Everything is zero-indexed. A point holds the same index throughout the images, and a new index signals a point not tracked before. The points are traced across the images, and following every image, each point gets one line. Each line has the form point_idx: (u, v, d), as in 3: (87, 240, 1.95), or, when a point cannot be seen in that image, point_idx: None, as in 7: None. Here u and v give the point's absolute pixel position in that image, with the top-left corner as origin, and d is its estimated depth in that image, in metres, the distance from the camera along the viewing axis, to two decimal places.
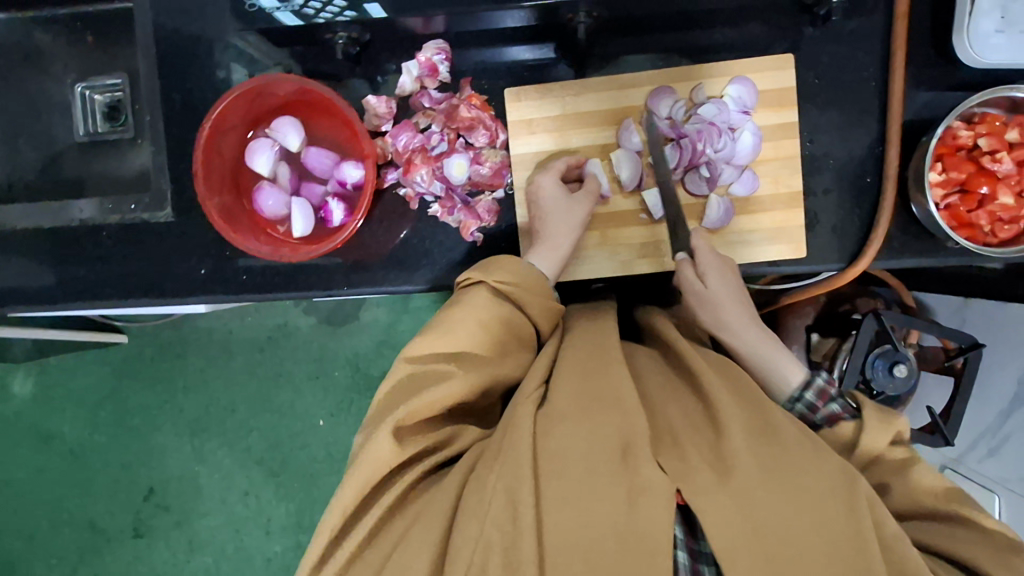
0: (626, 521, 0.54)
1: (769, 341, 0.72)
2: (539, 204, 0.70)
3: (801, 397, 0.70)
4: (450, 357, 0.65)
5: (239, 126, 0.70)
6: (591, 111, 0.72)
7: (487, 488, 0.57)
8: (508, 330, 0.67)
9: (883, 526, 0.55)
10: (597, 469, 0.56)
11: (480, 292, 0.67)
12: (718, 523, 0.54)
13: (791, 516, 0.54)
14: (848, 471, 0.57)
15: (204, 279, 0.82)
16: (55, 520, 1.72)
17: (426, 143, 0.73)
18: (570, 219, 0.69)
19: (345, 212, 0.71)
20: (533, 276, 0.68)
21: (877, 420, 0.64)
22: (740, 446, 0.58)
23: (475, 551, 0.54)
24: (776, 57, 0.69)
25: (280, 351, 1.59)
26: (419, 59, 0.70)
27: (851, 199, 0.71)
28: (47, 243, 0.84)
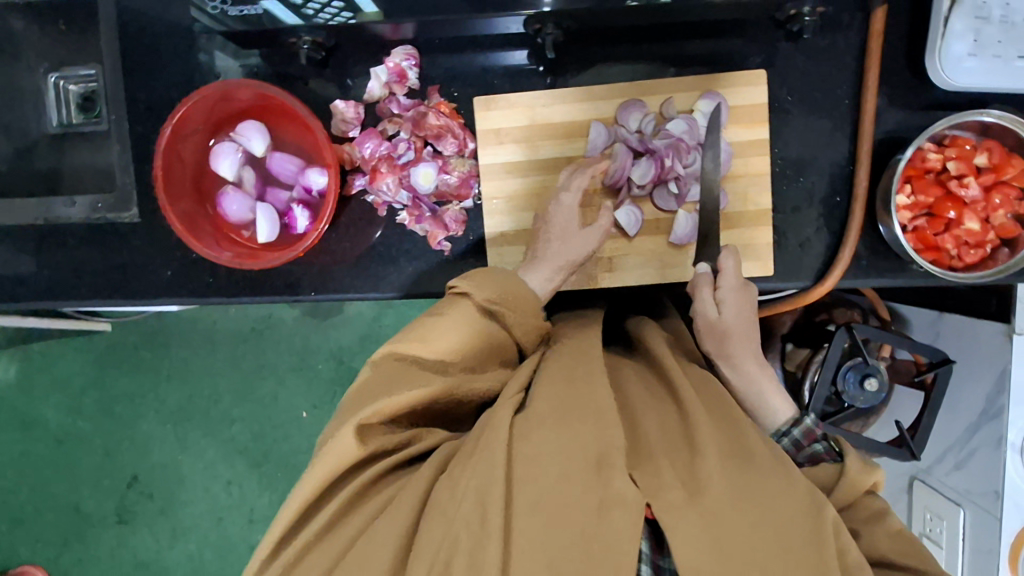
0: (593, 533, 0.51)
1: (765, 374, 0.70)
2: (553, 217, 0.67)
3: (789, 432, 0.69)
4: (433, 366, 0.61)
5: (202, 129, 0.69)
6: (560, 122, 0.70)
7: (459, 486, 0.54)
8: (491, 346, 0.63)
9: (844, 554, 0.55)
10: (570, 478, 0.53)
11: (464, 306, 0.63)
12: (688, 541, 0.52)
13: (759, 540, 0.53)
14: (812, 494, 0.56)
15: (171, 280, 0.82)
16: (39, 504, 1.73)
17: (392, 151, 0.71)
18: (579, 244, 0.66)
19: (309, 220, 0.70)
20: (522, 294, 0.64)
21: (858, 465, 0.63)
22: (715, 467, 0.56)
23: (437, 558, 0.51)
24: (751, 72, 0.68)
25: (263, 343, 1.59)
26: (387, 64, 0.69)
27: (820, 219, 0.71)
28: (16, 240, 0.84)
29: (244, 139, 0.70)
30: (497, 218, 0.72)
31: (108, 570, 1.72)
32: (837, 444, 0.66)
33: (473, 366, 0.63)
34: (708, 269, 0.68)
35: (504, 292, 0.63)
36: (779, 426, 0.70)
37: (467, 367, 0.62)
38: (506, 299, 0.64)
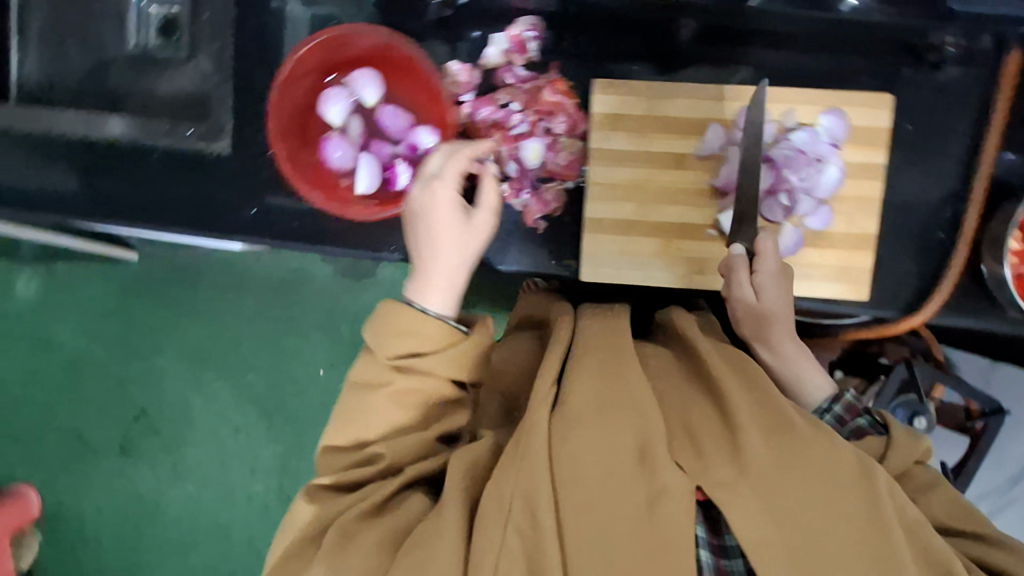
0: (646, 524, 0.58)
1: (802, 355, 0.74)
2: (431, 225, 0.66)
3: (831, 409, 0.72)
4: (371, 436, 0.67)
5: (315, 71, 0.67)
6: (676, 117, 0.69)
7: (505, 495, 0.59)
8: (419, 391, 0.67)
9: (905, 511, 0.60)
10: (615, 474, 0.59)
11: (375, 366, 0.66)
12: (743, 517, 0.58)
13: (812, 512, 0.58)
14: (863, 462, 0.60)
15: (253, 219, 0.83)
16: (40, 428, 1.66)
17: (505, 121, 0.70)
18: (449, 248, 0.66)
19: (412, 178, 0.70)
20: (433, 329, 0.66)
21: (904, 434, 0.67)
22: (758, 441, 0.60)
23: (500, 559, 0.58)
24: (876, 95, 0.67)
25: (289, 296, 1.53)
26: (509, 33, 0.68)
27: (917, 252, 0.71)
28: (99, 156, 0.83)
29: (358, 86, 0.68)
30: (597, 204, 0.70)
31: (103, 502, 1.65)
32: (881, 418, 0.70)
33: (401, 416, 0.67)
34: (744, 250, 0.65)
35: (415, 338, 0.65)
36: (820, 403, 0.73)
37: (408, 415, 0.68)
38: (416, 342, 0.65)
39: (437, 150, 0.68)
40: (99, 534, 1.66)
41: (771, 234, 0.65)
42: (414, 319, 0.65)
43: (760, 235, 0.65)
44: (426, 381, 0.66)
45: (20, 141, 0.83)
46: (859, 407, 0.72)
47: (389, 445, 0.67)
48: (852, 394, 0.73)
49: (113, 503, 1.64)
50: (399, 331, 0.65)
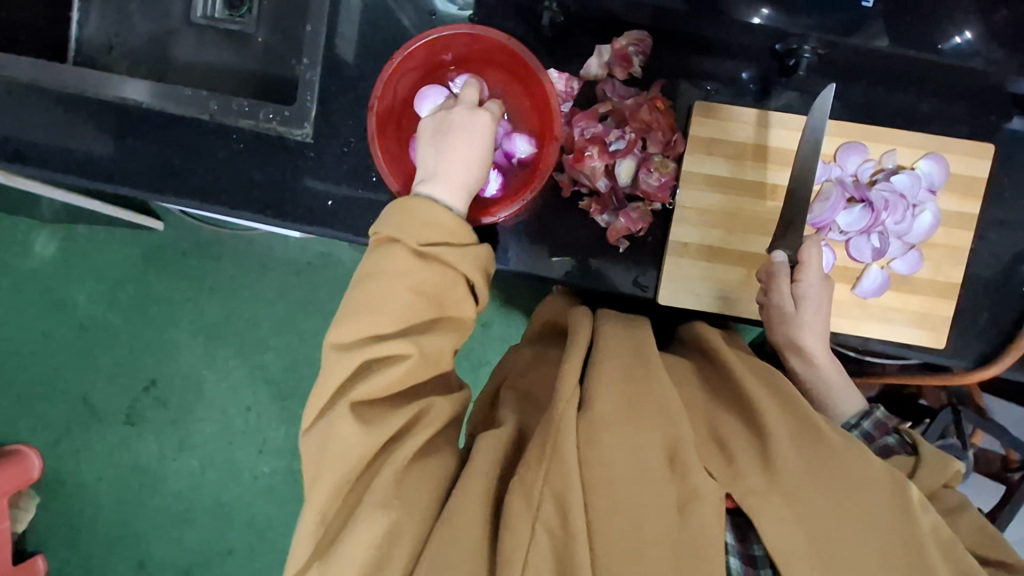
0: (678, 530, 0.57)
1: (837, 370, 0.70)
2: (471, 141, 0.62)
3: (860, 424, 0.70)
4: (384, 331, 0.59)
5: (417, 69, 0.66)
6: (773, 148, 0.69)
7: (534, 490, 0.57)
8: (440, 288, 0.60)
9: (939, 528, 0.57)
10: (645, 476, 0.58)
11: (399, 254, 0.59)
12: (773, 525, 0.57)
13: (842, 521, 0.56)
14: (894, 475, 0.58)
15: (329, 211, 0.77)
16: (43, 391, 1.58)
17: (603, 136, 0.68)
18: (475, 174, 0.62)
19: (499, 189, 0.69)
20: (453, 221, 0.60)
21: (933, 456, 0.65)
22: (788, 449, 0.60)
23: (529, 555, 0.55)
24: (980, 145, 0.67)
25: (316, 278, 1.47)
26: (614, 45, 0.68)
27: (999, 303, 0.71)
28: (156, 123, 0.77)
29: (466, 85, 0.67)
30: (685, 227, 0.70)
31: (105, 470, 1.58)
32: (910, 437, 0.68)
33: (417, 319, 0.60)
34: (787, 258, 0.64)
35: (439, 230, 0.60)
36: (848, 418, 0.71)
37: (425, 320, 0.60)
38: (443, 235, 0.60)
39: (534, 160, 0.67)
40: (96, 504, 1.59)
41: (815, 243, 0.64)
42: (436, 212, 0.60)
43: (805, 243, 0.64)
44: (447, 277, 0.60)
45: (73, 99, 0.77)
46: (888, 425, 0.70)
47: (414, 338, 0.59)
48: (882, 411, 0.72)
49: (113, 471, 1.58)
50: (419, 222, 0.60)
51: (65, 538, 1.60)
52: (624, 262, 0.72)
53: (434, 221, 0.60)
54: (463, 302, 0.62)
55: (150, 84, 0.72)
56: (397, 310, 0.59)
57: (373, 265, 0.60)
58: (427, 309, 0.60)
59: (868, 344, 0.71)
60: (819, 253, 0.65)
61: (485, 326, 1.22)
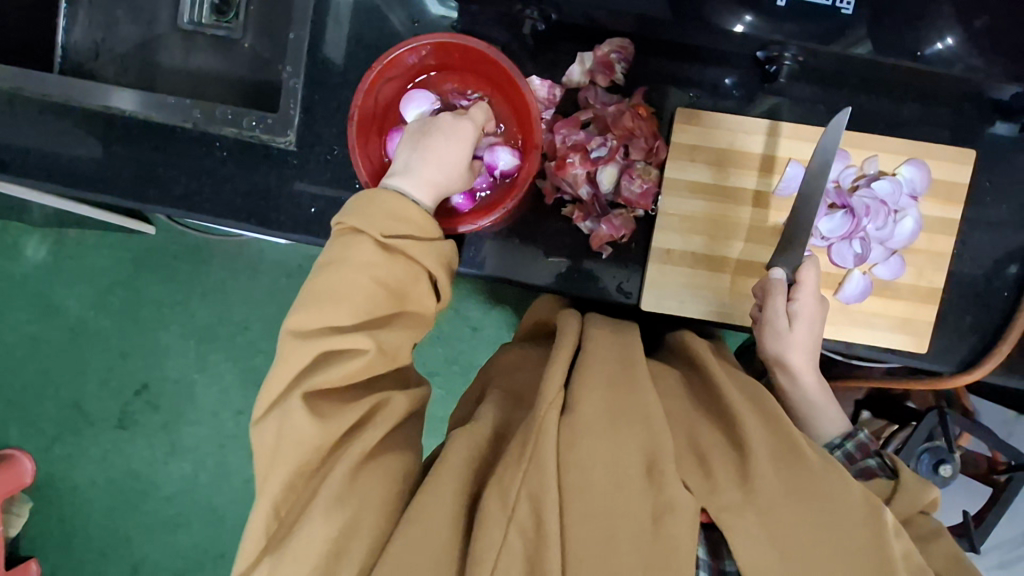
0: (650, 541, 0.57)
1: (823, 394, 0.75)
2: (450, 138, 0.63)
3: (842, 445, 0.74)
4: (346, 323, 0.59)
5: (401, 75, 0.66)
6: (755, 154, 0.69)
7: (511, 493, 0.58)
8: (403, 281, 0.61)
9: (910, 554, 0.57)
10: (623, 485, 0.59)
11: (364, 246, 0.59)
12: (744, 540, 0.57)
13: (814, 539, 0.57)
14: (871, 499, 0.58)
15: (311, 218, 0.76)
16: (34, 395, 1.58)
17: (586, 143, 0.68)
18: (448, 176, 0.62)
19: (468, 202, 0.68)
20: (422, 215, 0.61)
21: (914, 479, 0.66)
22: (767, 467, 0.60)
23: (501, 556, 0.56)
24: (961, 150, 0.68)
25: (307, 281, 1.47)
26: (597, 52, 0.67)
27: (982, 308, 0.71)
28: (138, 130, 0.77)
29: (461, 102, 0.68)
30: (668, 234, 0.70)
31: (96, 474, 1.57)
32: (891, 462, 0.70)
33: (378, 311, 0.60)
34: (785, 276, 0.65)
35: (408, 225, 0.60)
36: (831, 438, 0.75)
37: (386, 313, 0.61)
38: (411, 230, 0.60)
39: (516, 172, 0.66)
40: (88, 509, 1.58)
41: (812, 265, 0.64)
42: (405, 205, 0.60)
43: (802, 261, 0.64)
44: (411, 271, 0.61)
45: (56, 106, 0.77)
46: (870, 448, 0.72)
47: (374, 334, 0.60)
48: (866, 434, 0.74)
49: (105, 476, 1.57)
50: (386, 212, 0.60)
51: (56, 542, 1.60)
52: (608, 270, 0.73)
53: (402, 214, 0.60)
54: (424, 295, 0.63)
55: (138, 94, 0.72)
56: (363, 306, 0.59)
57: (337, 255, 0.59)
58: (388, 302, 0.61)
59: (852, 349, 0.71)
60: (813, 270, 0.64)
61: (475, 330, 1.22)
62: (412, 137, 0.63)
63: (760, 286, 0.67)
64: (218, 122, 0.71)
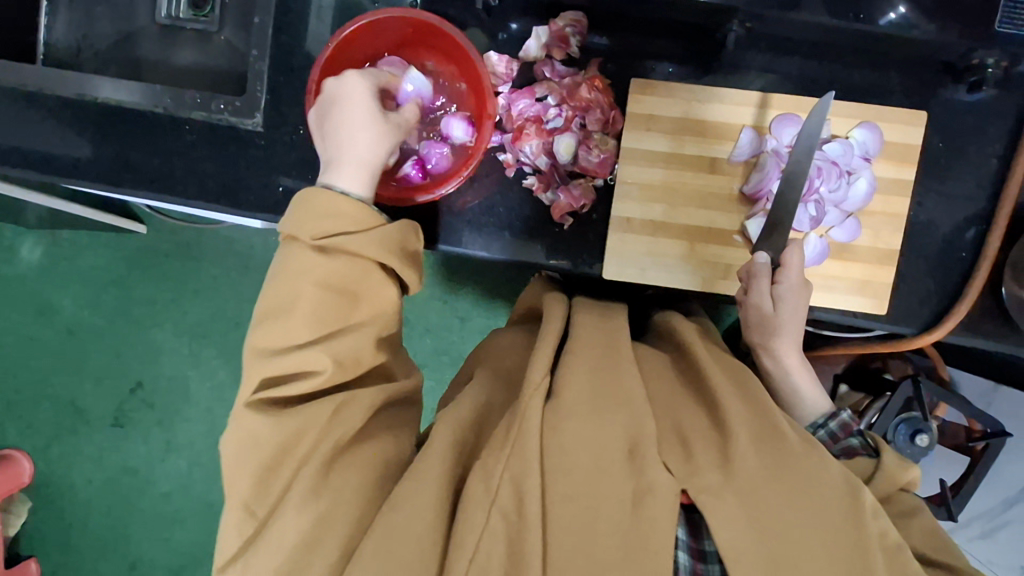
0: (630, 521, 0.57)
1: (804, 367, 0.72)
2: (355, 113, 0.63)
3: (825, 425, 0.71)
4: (300, 335, 0.61)
5: (363, 52, 0.69)
6: (711, 122, 0.70)
7: (494, 476, 0.58)
8: (350, 279, 0.61)
9: (886, 534, 0.58)
10: (604, 468, 0.59)
11: (304, 254, 0.60)
12: (723, 521, 0.57)
13: (795, 522, 0.57)
14: (850, 481, 0.59)
15: (280, 197, 0.78)
16: (32, 396, 1.60)
17: (542, 114, 0.71)
18: (375, 149, 0.63)
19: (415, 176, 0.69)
20: (358, 208, 0.62)
21: (895, 461, 0.66)
22: (748, 450, 0.60)
23: (483, 537, 0.56)
24: (911, 112, 0.69)
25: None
26: (552, 26, 0.69)
27: (942, 270, 0.72)
28: (114, 119, 0.79)
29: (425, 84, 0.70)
30: (627, 203, 0.71)
31: (93, 473, 1.59)
32: (873, 440, 0.68)
33: (332, 315, 0.61)
34: (769, 260, 0.66)
35: (339, 220, 0.61)
36: (814, 418, 0.72)
37: (338, 320, 0.62)
38: (343, 224, 0.61)
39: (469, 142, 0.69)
40: (86, 507, 1.60)
41: (796, 247, 0.66)
42: (334, 202, 0.61)
43: (787, 245, 0.66)
44: (357, 264, 0.61)
45: (33, 96, 0.79)
46: (853, 427, 0.70)
47: (328, 346, 0.61)
48: (849, 414, 0.72)
49: (101, 474, 1.59)
50: (317, 214, 0.61)
51: (57, 541, 1.62)
52: (577, 248, 0.74)
53: (333, 212, 0.61)
54: (379, 288, 0.63)
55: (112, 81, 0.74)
56: (313, 314, 0.60)
57: (280, 267, 0.61)
58: (340, 303, 0.61)
59: (813, 313, 0.72)
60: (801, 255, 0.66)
61: (462, 319, 1.23)
62: (323, 128, 0.64)
63: (744, 271, 0.68)
64: (189, 107, 0.73)
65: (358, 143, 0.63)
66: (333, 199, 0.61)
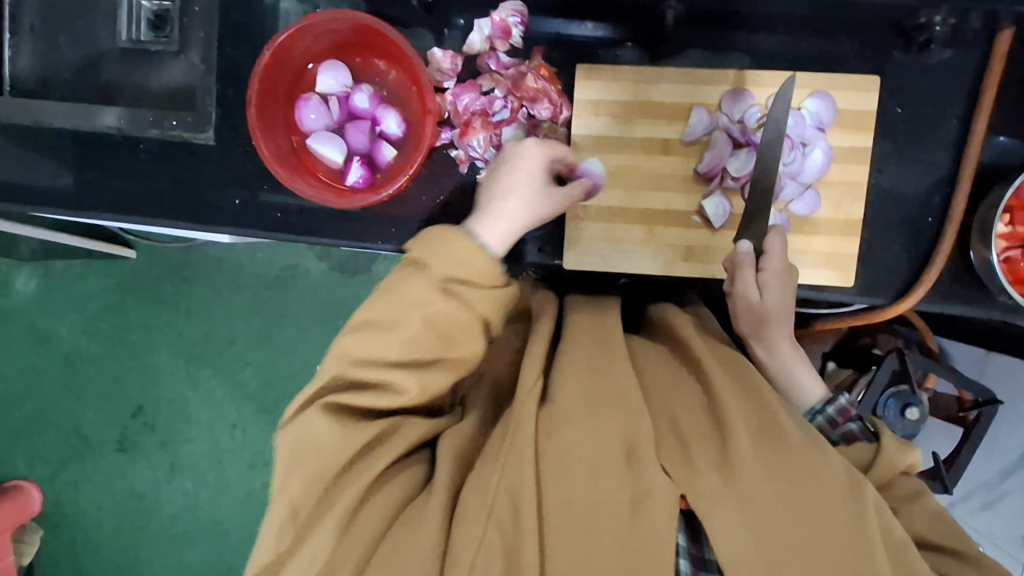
0: (629, 527, 0.54)
1: (800, 358, 0.69)
2: (517, 178, 0.64)
3: (824, 411, 0.69)
4: (392, 355, 0.59)
5: (298, 60, 0.71)
6: (661, 102, 0.70)
7: (490, 488, 0.55)
8: (451, 327, 0.60)
9: (891, 531, 0.56)
10: (601, 472, 0.55)
11: (420, 284, 0.59)
12: (723, 527, 0.54)
13: (798, 526, 0.54)
14: (853, 481, 0.56)
15: (237, 211, 0.79)
16: (29, 428, 1.52)
17: (488, 107, 0.71)
18: (535, 206, 0.64)
19: (362, 178, 0.73)
20: (482, 267, 0.61)
21: (894, 445, 0.64)
22: (749, 450, 0.56)
23: (479, 553, 0.53)
24: (865, 78, 0.68)
25: (287, 295, 1.38)
26: (493, 19, 0.68)
27: (908, 238, 0.71)
28: (76, 145, 0.80)
29: (362, 86, 0.73)
30: None
31: (101, 498, 1.50)
32: (872, 425, 0.67)
33: (423, 350, 0.60)
34: (752, 248, 0.65)
35: (468, 267, 0.60)
36: (813, 404, 0.70)
37: (431, 353, 0.60)
38: (470, 274, 0.60)
39: (405, 137, 0.73)
40: (93, 539, 1.51)
41: (778, 233, 0.65)
42: (471, 248, 0.60)
43: (768, 232, 0.64)
44: (466, 317, 0.60)
45: None
46: (851, 412, 0.69)
47: (419, 375, 0.60)
48: (847, 398, 0.70)
49: (110, 502, 1.50)
50: (449, 255, 0.60)
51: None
52: (542, 244, 0.74)
53: (458, 260, 0.60)
54: (470, 344, 0.62)
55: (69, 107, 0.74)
56: (416, 344, 0.59)
57: (393, 285, 0.60)
58: (436, 343, 0.60)
59: None
60: (782, 237, 0.65)
61: None
62: (484, 203, 0.64)
63: (728, 261, 0.66)
64: (143, 126, 0.73)
65: (521, 202, 0.63)
66: (466, 242, 0.60)
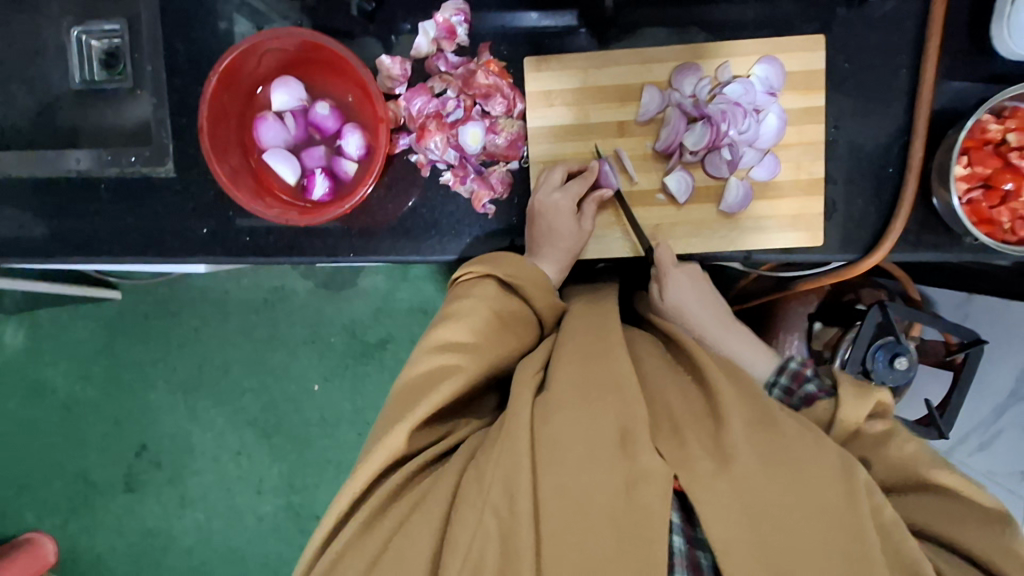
0: (623, 510, 0.50)
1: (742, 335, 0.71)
2: (554, 219, 0.69)
3: (778, 381, 0.68)
4: (461, 340, 0.61)
5: (247, 81, 0.72)
6: (608, 86, 0.72)
7: (485, 475, 0.52)
8: (512, 319, 0.64)
9: (880, 513, 0.51)
10: (597, 457, 0.51)
11: (488, 285, 0.64)
12: (715, 515, 0.50)
13: (791, 506, 0.51)
14: (844, 463, 0.52)
15: (205, 239, 0.79)
16: (31, 479, 1.47)
17: (441, 109, 0.73)
18: (567, 247, 0.70)
19: (328, 190, 0.73)
20: (536, 274, 0.65)
21: (854, 396, 0.61)
22: (742, 435, 0.53)
23: (475, 537, 0.50)
24: (809, 38, 0.69)
25: (276, 314, 1.34)
26: (436, 20, 0.70)
27: (872, 191, 0.72)
28: (41, 192, 0.80)
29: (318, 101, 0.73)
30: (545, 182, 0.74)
31: (115, 540, 1.45)
32: (829, 378, 0.64)
33: (487, 340, 0.61)
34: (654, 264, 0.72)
35: (526, 269, 0.65)
36: (766, 378, 0.69)
37: (489, 339, 0.61)
38: (526, 275, 0.65)
39: (366, 148, 0.72)
40: None
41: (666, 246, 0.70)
42: (523, 262, 0.65)
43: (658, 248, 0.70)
44: (524, 315, 0.66)
45: None
46: (806, 373, 0.67)
47: (476, 357, 0.60)
48: (798, 360, 0.68)
49: (125, 541, 1.45)
50: (506, 262, 0.65)
51: None
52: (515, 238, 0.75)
53: (514, 261, 0.65)
54: (512, 342, 0.64)
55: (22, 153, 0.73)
56: (488, 338, 0.61)
57: (462, 290, 0.65)
58: (493, 329, 0.62)
59: (751, 256, 0.73)
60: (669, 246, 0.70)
61: None
62: (534, 244, 0.70)
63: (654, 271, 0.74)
64: (103, 165, 0.73)
65: (558, 237, 0.69)
66: (522, 262, 0.66)
